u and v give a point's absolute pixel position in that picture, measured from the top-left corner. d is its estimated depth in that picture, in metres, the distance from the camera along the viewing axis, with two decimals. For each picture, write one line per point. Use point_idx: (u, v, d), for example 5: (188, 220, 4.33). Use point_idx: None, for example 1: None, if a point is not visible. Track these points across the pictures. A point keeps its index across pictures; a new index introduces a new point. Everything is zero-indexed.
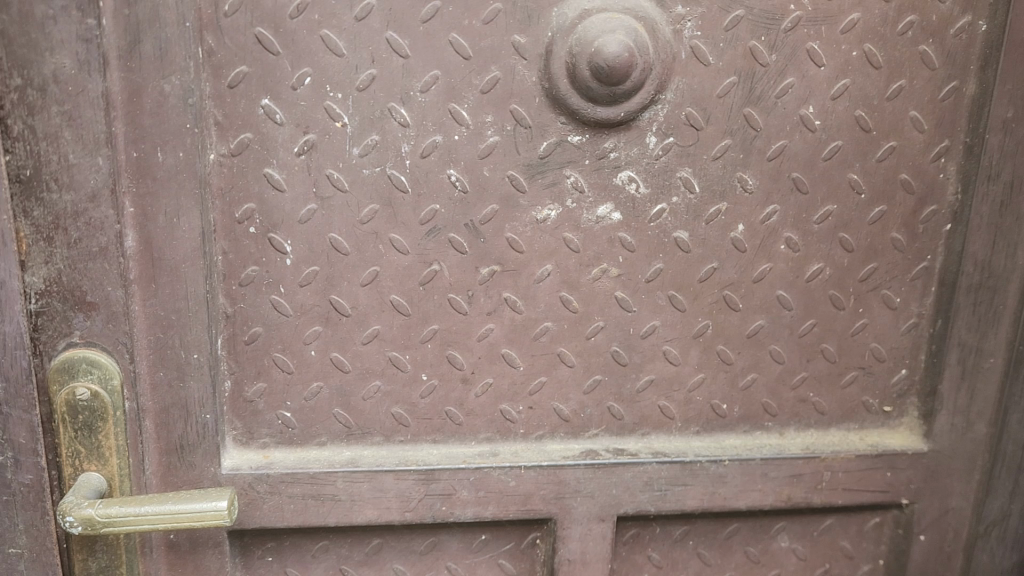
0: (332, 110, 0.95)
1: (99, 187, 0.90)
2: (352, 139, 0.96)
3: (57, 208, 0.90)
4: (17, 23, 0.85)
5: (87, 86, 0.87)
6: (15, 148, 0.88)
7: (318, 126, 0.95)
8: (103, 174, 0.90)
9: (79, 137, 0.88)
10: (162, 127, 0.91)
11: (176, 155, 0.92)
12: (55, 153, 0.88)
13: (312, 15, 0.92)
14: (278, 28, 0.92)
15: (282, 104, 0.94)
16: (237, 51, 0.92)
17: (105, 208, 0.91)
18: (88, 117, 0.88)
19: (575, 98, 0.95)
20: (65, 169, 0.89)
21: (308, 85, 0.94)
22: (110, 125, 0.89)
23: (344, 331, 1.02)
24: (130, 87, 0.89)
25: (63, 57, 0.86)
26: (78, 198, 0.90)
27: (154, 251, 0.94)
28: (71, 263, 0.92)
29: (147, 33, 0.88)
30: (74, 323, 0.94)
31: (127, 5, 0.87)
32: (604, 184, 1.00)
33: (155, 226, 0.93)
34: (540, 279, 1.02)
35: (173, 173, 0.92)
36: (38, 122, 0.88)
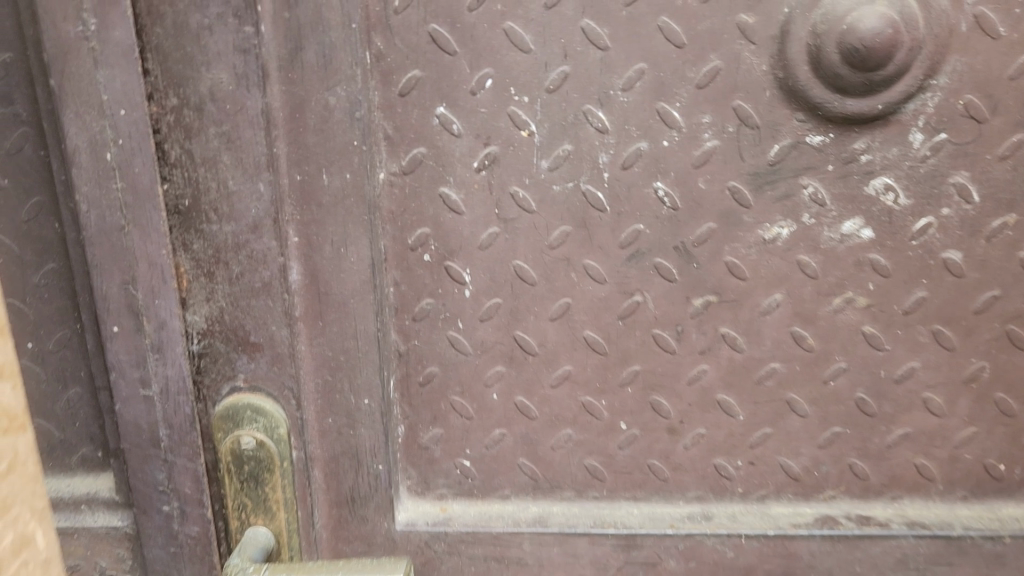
0: (518, 117, 0.80)
1: (261, 216, 0.80)
2: (541, 151, 0.81)
3: (218, 241, 0.81)
4: (171, 35, 0.75)
5: (245, 103, 0.77)
6: (173, 175, 0.79)
7: (501, 136, 0.81)
8: (265, 202, 0.79)
9: (239, 161, 0.78)
10: (327, 145, 0.79)
11: (343, 176, 0.80)
12: (214, 179, 0.79)
13: (494, 5, 0.78)
14: (455, 23, 0.79)
15: (459, 113, 0.81)
16: (409, 53, 0.80)
17: (267, 240, 0.81)
18: (247, 137, 0.78)
19: (818, 89, 0.76)
20: (225, 198, 0.79)
21: (490, 89, 0.80)
22: (274, 145, 0.78)
23: (531, 372, 0.88)
24: (293, 101, 0.78)
25: (220, 72, 0.76)
26: (238, 228, 0.80)
27: (321, 284, 0.83)
28: (233, 299, 0.82)
29: (310, 38, 0.76)
30: (238, 365, 0.85)
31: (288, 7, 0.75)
32: (851, 195, 0.80)
33: (321, 257, 0.82)
34: (767, 310, 0.84)
35: (339, 197, 0.81)
36: (196, 145, 0.78)
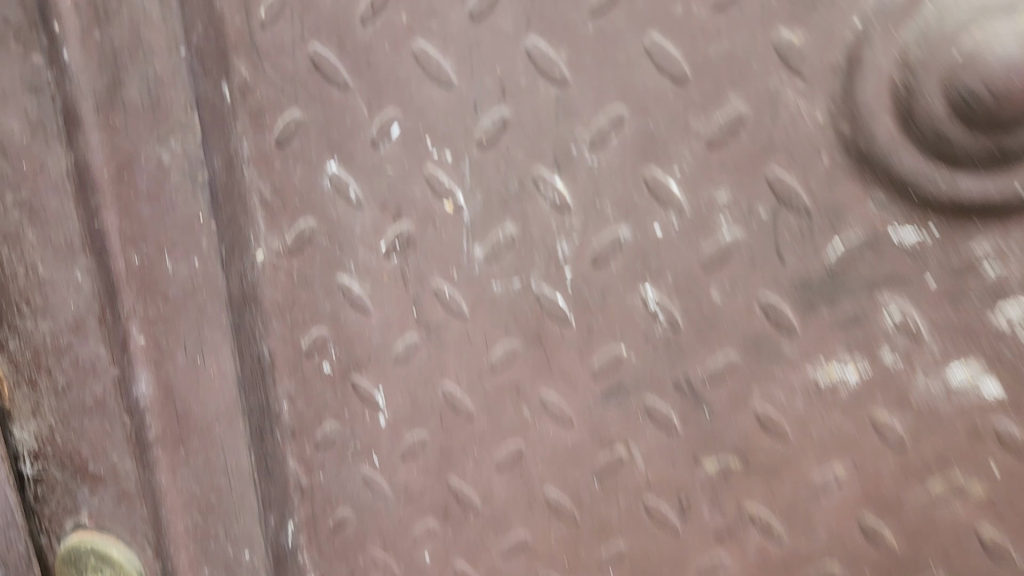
0: (437, 181, 0.54)
1: (83, 312, 0.58)
2: (472, 233, 0.54)
3: (37, 340, 0.60)
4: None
5: (45, 162, 0.55)
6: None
7: (416, 208, 0.55)
8: (86, 294, 0.58)
9: (48, 239, 0.57)
10: (166, 218, 0.56)
11: (191, 263, 0.57)
12: (21, 261, 0.58)
13: (397, 15, 0.51)
14: (343, 42, 0.52)
15: (357, 172, 0.55)
16: (284, 86, 0.55)
17: (94, 343, 0.59)
18: (51, 208, 0.56)
19: (910, 157, 0.44)
20: (36, 286, 0.58)
21: (397, 139, 0.54)
22: (94, 217, 0.56)
23: (473, 535, 0.62)
24: (117, 157, 0.55)
25: (11, 120, 0.55)
26: (58, 326, 0.59)
27: (175, 402, 0.60)
28: (63, 416, 0.61)
29: (130, 68, 0.53)
30: (80, 499, 0.63)
31: (98, 23, 0.52)
32: (966, 327, 0.48)
33: (173, 366, 0.59)
34: (822, 488, 0.53)
35: (188, 289, 0.58)
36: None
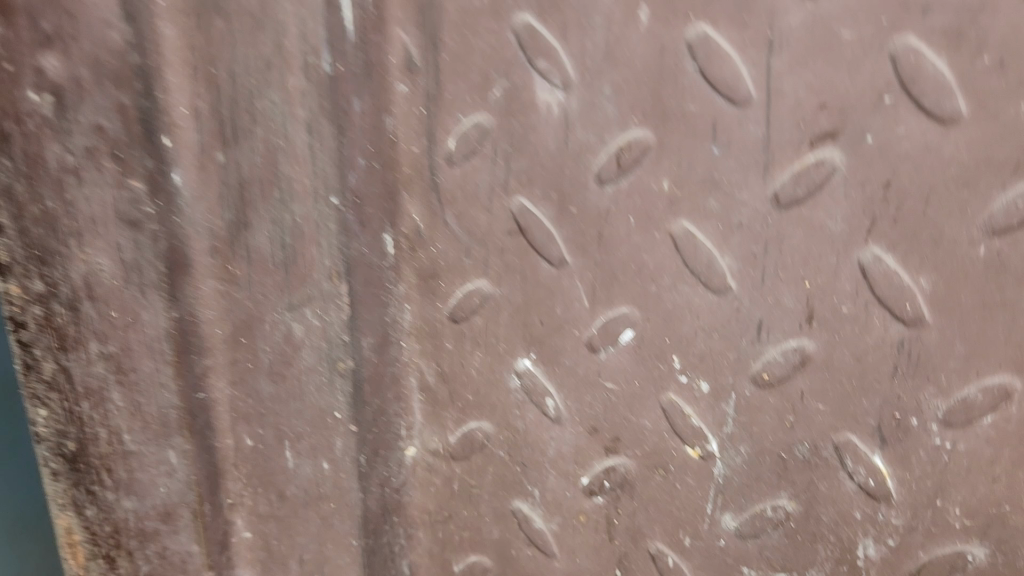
0: (681, 416, 0.36)
1: (176, 504, 0.43)
2: (724, 498, 0.37)
3: (117, 516, 0.45)
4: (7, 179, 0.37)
5: (141, 315, 0.38)
6: (50, 397, 0.43)
7: (643, 444, 0.38)
8: (181, 483, 0.42)
9: (138, 409, 0.41)
10: (291, 406, 0.40)
11: (318, 465, 0.42)
12: (104, 426, 0.42)
13: (657, 180, 0.33)
14: (565, 203, 0.35)
15: (563, 379, 0.38)
16: (473, 249, 0.38)
17: (185, 540, 0.44)
18: (144, 374, 0.40)
19: None
20: (120, 462, 0.43)
21: (627, 346, 0.36)
22: (198, 388, 0.40)
23: None
24: (236, 317, 0.38)
25: (97, 255, 0.37)
26: (143, 511, 0.44)
27: None
28: None
29: (259, 206, 0.36)
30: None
31: (223, 141, 0.35)
32: None
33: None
34: None
35: (310, 498, 0.43)
36: (76, 368, 0.41)
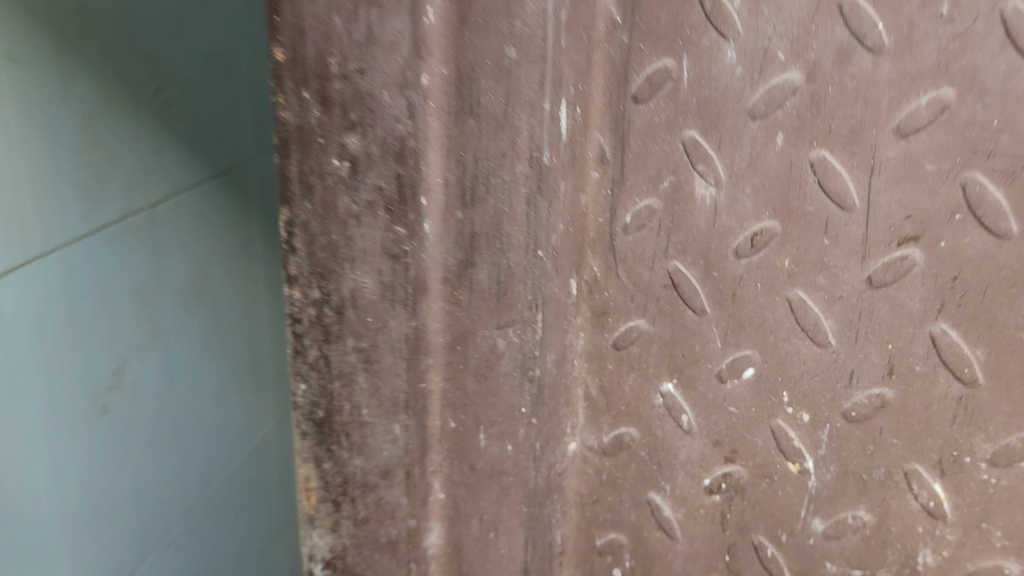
0: (786, 439, 0.48)
1: (395, 463, 0.56)
2: (817, 505, 0.48)
3: (352, 468, 0.58)
4: (309, 217, 0.51)
5: (387, 322, 0.52)
6: (308, 375, 0.56)
7: (756, 456, 0.49)
8: (399, 448, 0.55)
9: (374, 388, 0.54)
10: (488, 399, 0.53)
11: (503, 447, 0.54)
12: (348, 400, 0.56)
13: (781, 256, 0.45)
14: (709, 267, 0.47)
15: (695, 400, 0.50)
16: (635, 295, 0.50)
17: (398, 492, 0.57)
18: (384, 365, 0.53)
19: None
20: (357, 427, 0.56)
21: (747, 379, 0.48)
22: (422, 378, 0.53)
23: None
24: (455, 329, 0.52)
25: (364, 274, 0.51)
26: (368, 467, 0.57)
27: (462, 559, 0.59)
28: (357, 541, 0.60)
29: (484, 251, 0.49)
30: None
31: (463, 205, 0.48)
32: None
33: (467, 531, 0.58)
34: None
35: (494, 470, 0.55)
36: (333, 357, 0.54)
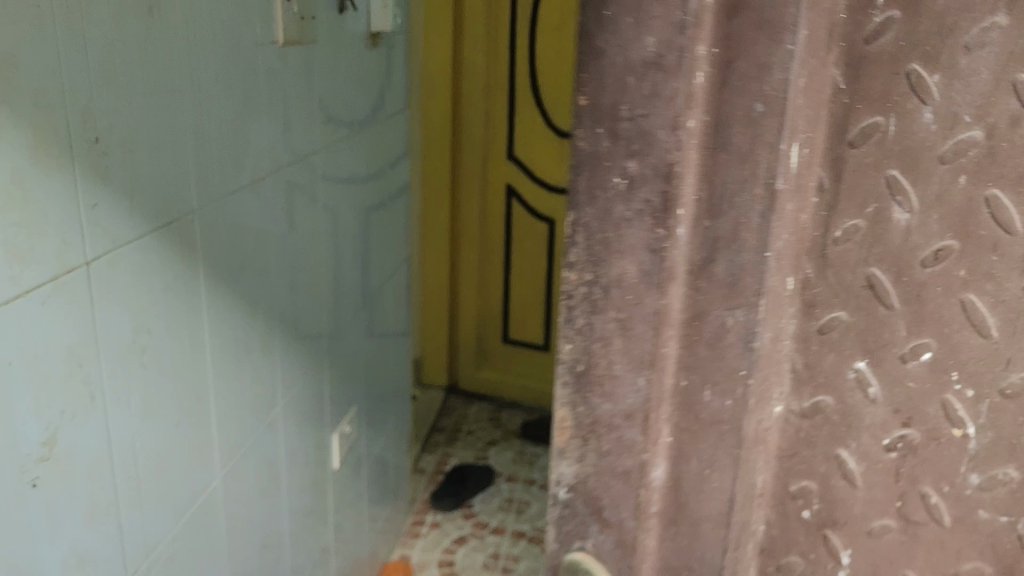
0: (954, 410, 0.66)
1: (636, 410, 0.67)
2: (974, 461, 0.67)
3: (600, 417, 0.68)
4: (595, 211, 0.64)
5: (643, 298, 0.64)
6: (573, 339, 0.69)
7: (926, 421, 0.66)
8: (641, 397, 0.66)
9: (627, 350, 0.66)
10: (717, 363, 0.65)
11: (724, 401, 0.66)
12: (603, 357, 0.67)
13: (958, 268, 0.62)
14: (902, 272, 0.63)
15: (882, 375, 0.66)
16: (840, 291, 0.65)
17: (635, 432, 0.67)
18: (638, 332, 0.65)
19: None
20: (608, 379, 0.67)
21: (925, 361, 0.65)
22: (664, 342, 0.65)
23: None
24: (695, 306, 0.64)
25: (628, 261, 0.64)
26: (615, 412, 0.68)
27: (682, 495, 0.69)
28: (598, 470, 0.70)
29: (726, 247, 0.62)
30: (589, 530, 0.72)
31: (710, 214, 0.62)
32: None
33: (688, 468, 0.68)
34: None
35: (716, 419, 0.66)
36: (598, 324, 0.67)
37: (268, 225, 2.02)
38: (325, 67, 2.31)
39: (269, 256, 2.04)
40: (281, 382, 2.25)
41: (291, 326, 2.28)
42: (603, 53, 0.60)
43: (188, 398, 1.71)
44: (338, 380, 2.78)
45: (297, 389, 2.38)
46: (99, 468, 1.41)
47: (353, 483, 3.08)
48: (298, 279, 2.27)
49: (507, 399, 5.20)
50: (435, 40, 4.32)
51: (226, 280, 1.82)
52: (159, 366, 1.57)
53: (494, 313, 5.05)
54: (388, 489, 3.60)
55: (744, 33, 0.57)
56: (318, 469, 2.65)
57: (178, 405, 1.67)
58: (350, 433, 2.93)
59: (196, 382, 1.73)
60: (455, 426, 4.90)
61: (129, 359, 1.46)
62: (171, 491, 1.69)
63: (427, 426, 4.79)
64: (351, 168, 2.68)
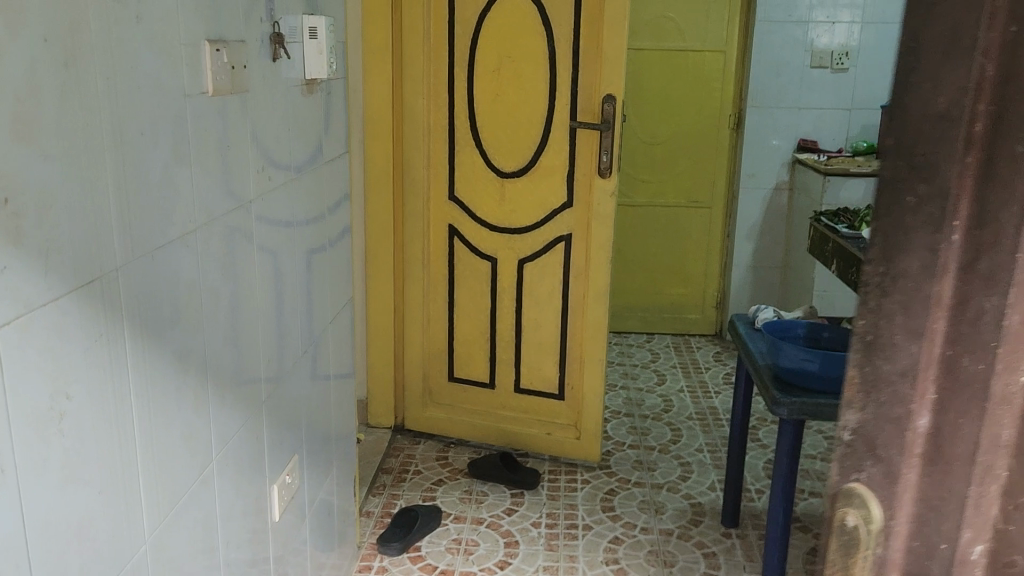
0: None
1: (915, 364, 1.02)
2: None
3: (882, 374, 1.07)
4: (890, 220, 1.02)
5: (924, 285, 0.99)
6: (870, 315, 1.08)
7: None
8: (918, 357, 1.02)
9: (910, 322, 1.02)
10: (978, 336, 0.97)
11: (980, 367, 0.98)
12: (895, 323, 1.04)
13: None
14: None
15: None
16: None
17: (910, 388, 1.03)
18: (920, 310, 1.00)
19: None
20: (898, 344, 1.04)
21: None
22: (941, 310, 0.98)
23: None
24: (961, 293, 0.96)
25: (913, 260, 1.00)
26: (899, 370, 1.05)
27: (939, 440, 1.03)
28: (880, 412, 1.09)
29: (995, 250, 0.94)
30: (864, 463, 1.12)
31: (977, 224, 0.94)
32: None
33: (945, 420, 1.02)
34: None
35: (974, 382, 0.99)
36: (886, 303, 1.05)
37: (190, 285, 2.73)
38: (264, 116, 3.37)
39: (199, 312, 2.81)
40: (205, 442, 2.94)
41: (224, 378, 3.07)
42: (909, 109, 0.98)
43: (111, 454, 2.30)
44: (276, 445, 3.71)
45: (232, 446, 3.19)
46: (15, 527, 1.89)
47: (296, 527, 4.09)
48: (229, 335, 3.09)
49: (452, 435, 6.98)
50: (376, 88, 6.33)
51: (144, 347, 2.45)
52: (78, 428, 2.13)
53: (442, 350, 6.89)
54: (329, 533, 4.73)
55: (1011, 101, 0.90)
56: (257, 511, 3.50)
57: (102, 461, 2.25)
58: (290, 483, 3.93)
59: (122, 446, 2.36)
60: (401, 468, 6.58)
61: (45, 423, 1.99)
62: (97, 541, 2.24)
63: (372, 475, 6.41)
64: (290, 214, 3.76)
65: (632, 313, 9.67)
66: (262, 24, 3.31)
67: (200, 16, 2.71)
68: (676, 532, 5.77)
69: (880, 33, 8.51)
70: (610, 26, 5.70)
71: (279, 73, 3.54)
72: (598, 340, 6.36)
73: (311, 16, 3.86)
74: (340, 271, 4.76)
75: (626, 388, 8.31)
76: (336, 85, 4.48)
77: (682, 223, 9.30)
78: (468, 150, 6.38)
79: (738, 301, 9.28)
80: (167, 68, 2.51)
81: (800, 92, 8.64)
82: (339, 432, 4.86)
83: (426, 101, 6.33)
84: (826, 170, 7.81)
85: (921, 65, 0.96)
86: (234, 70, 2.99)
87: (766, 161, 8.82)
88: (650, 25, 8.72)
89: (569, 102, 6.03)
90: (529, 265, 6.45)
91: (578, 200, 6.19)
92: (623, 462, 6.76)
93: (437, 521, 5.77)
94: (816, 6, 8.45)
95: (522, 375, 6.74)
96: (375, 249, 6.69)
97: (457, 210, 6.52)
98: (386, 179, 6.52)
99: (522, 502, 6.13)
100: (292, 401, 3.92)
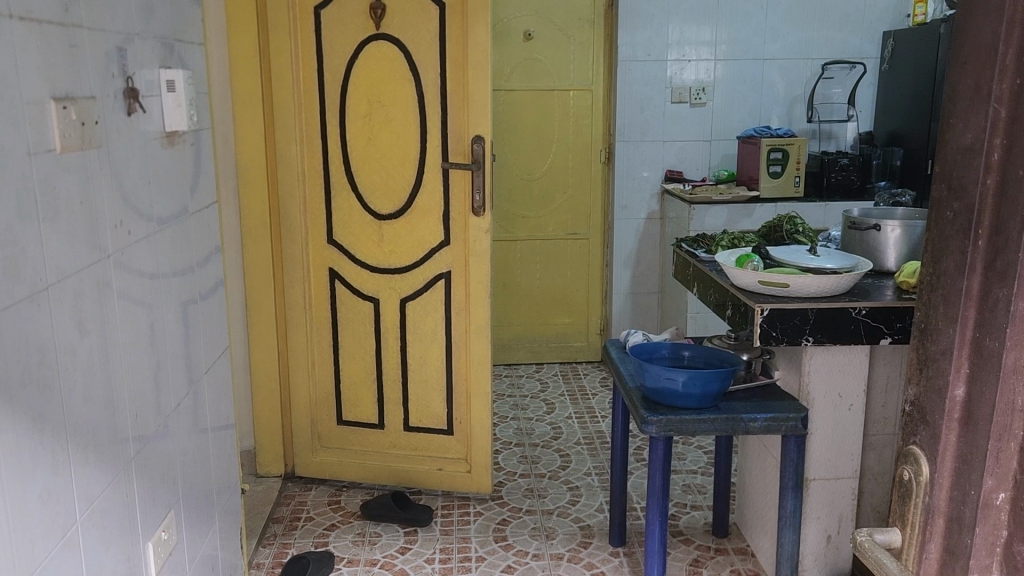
0: None
1: (954, 345, 1.48)
2: None
3: (931, 353, 1.55)
4: (938, 236, 1.52)
5: (958, 281, 1.45)
6: (921, 308, 1.59)
7: None
8: (955, 338, 1.47)
9: (951, 312, 1.48)
10: (995, 321, 1.38)
11: (999, 342, 1.37)
12: (942, 305, 1.51)
13: None
14: None
15: None
16: None
17: (954, 365, 1.48)
18: (956, 304, 1.46)
19: None
20: (943, 325, 1.50)
21: None
22: (968, 304, 1.43)
23: None
24: (985, 288, 1.40)
25: (950, 263, 1.48)
26: (947, 348, 1.50)
27: (972, 406, 1.45)
28: (931, 382, 1.55)
29: (1001, 250, 1.35)
30: (917, 432, 1.60)
31: (987, 236, 1.38)
32: None
33: (973, 389, 1.45)
34: None
35: (993, 355, 1.39)
36: (934, 296, 1.54)
37: (42, 346, 2.93)
38: (121, 163, 3.61)
39: (50, 374, 2.99)
40: (65, 503, 3.11)
41: (84, 439, 3.26)
42: (945, 163, 1.49)
43: None
44: (148, 503, 3.90)
45: (98, 503, 3.38)
46: None
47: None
48: (90, 391, 3.29)
49: (345, 477, 7.18)
50: (249, 138, 6.67)
51: None
52: None
53: (330, 394, 7.10)
54: None
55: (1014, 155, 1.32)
56: (129, 567, 3.68)
57: None
58: (166, 539, 4.10)
59: None
60: (293, 515, 6.69)
61: None
62: None
63: (262, 524, 6.50)
64: (155, 265, 3.99)
65: (521, 343, 10.03)
66: (113, 79, 3.54)
67: (43, 77, 2.96)
68: (566, 556, 6.05)
69: (733, 68, 9.26)
70: (473, 71, 6.16)
71: (135, 126, 3.76)
72: (484, 374, 6.74)
73: (168, 70, 4.16)
74: (214, 321, 4.96)
75: (516, 418, 8.66)
76: (202, 136, 4.71)
77: (561, 255, 9.80)
78: (345, 195, 6.68)
79: (619, 326, 9.81)
80: (12, 132, 2.76)
81: (661, 127, 9.31)
82: (222, 480, 5.04)
83: (300, 148, 6.67)
84: (690, 199, 8.44)
85: (953, 128, 1.46)
86: (83, 126, 3.24)
87: (635, 193, 9.43)
88: (518, 69, 9.22)
89: (440, 144, 6.42)
90: (409, 304, 6.75)
91: (455, 238, 6.56)
92: (515, 492, 7.07)
93: (330, 566, 5.89)
94: (671, 44, 9.14)
95: (410, 413, 7.00)
96: (255, 297, 6.95)
97: (337, 253, 6.79)
98: (263, 225, 6.82)
99: (416, 540, 6.32)
100: (167, 454, 4.14)
